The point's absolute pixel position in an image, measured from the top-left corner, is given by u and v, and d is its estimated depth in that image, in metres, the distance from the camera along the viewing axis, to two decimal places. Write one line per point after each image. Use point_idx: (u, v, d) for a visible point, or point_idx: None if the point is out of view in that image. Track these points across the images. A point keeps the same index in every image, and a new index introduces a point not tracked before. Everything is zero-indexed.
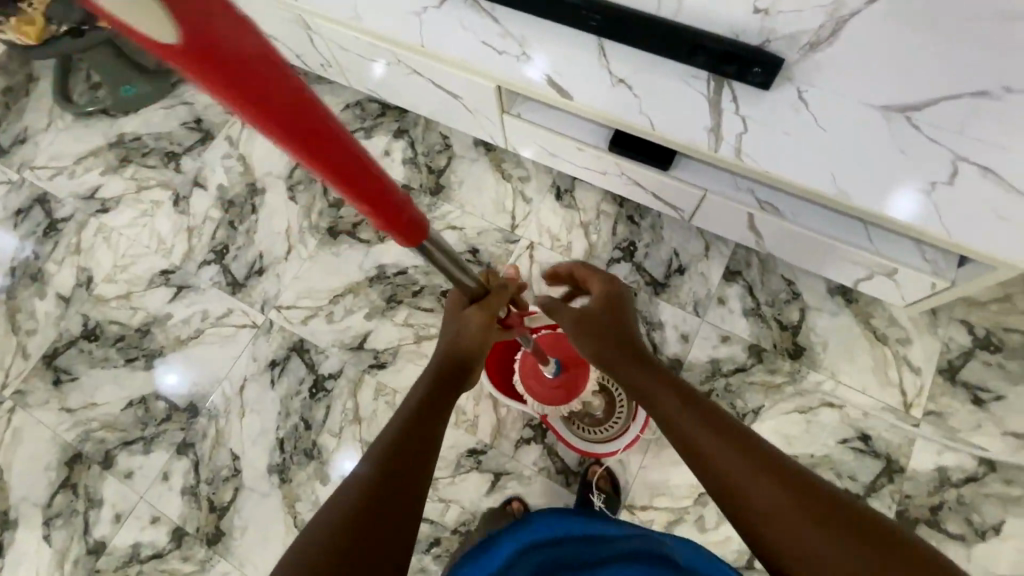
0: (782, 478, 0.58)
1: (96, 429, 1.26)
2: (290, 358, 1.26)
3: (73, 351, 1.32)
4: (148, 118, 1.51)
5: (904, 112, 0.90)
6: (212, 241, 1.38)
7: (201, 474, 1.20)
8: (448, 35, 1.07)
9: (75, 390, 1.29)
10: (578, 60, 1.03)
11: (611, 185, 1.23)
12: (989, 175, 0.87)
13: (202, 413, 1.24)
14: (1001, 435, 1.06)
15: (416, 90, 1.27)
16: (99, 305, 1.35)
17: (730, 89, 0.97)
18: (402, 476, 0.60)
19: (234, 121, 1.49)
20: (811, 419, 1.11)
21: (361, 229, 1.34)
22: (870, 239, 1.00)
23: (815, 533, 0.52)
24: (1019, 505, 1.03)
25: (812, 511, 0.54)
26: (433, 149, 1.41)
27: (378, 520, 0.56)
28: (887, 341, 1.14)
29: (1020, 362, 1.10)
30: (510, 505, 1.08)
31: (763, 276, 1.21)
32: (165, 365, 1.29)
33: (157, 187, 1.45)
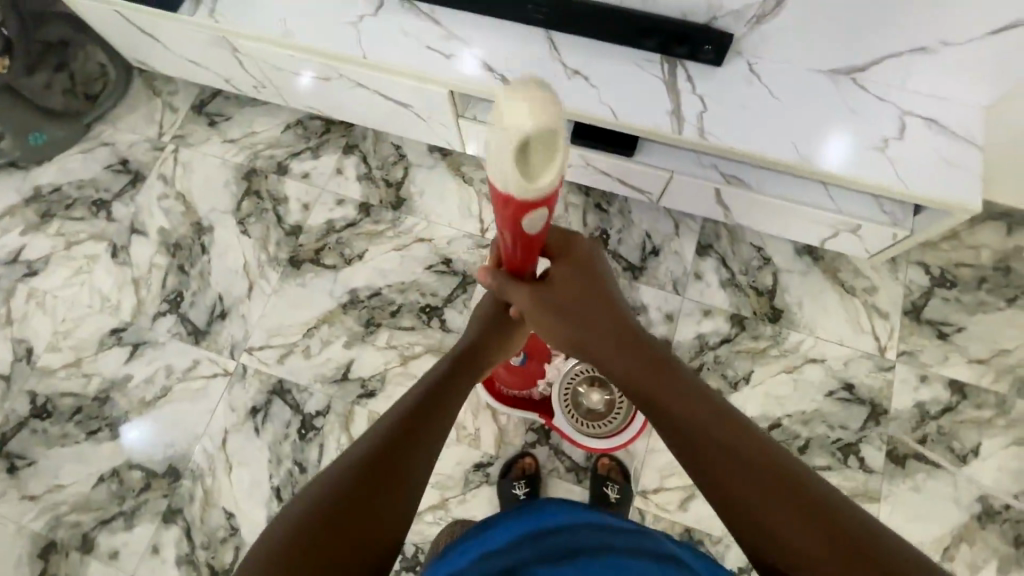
0: (774, 478, 0.47)
1: (66, 513, 1.15)
2: (271, 402, 1.20)
3: (24, 433, 1.20)
4: (66, 166, 1.38)
5: (850, 73, 0.95)
6: (163, 290, 1.29)
7: (195, 539, 1.13)
8: (393, 44, 1.03)
9: (35, 475, 1.18)
10: (530, 57, 1.00)
11: (576, 176, 1.21)
12: (934, 125, 0.93)
13: (185, 474, 1.16)
14: (968, 363, 1.14)
15: (358, 103, 1.19)
16: (46, 378, 1.24)
17: (683, 69, 0.98)
18: (391, 478, 0.53)
19: (166, 158, 1.38)
20: (799, 377, 1.15)
21: (325, 254, 1.29)
22: (832, 199, 1.02)
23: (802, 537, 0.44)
24: (992, 425, 1.10)
25: (807, 521, 0.44)
26: (387, 160, 1.35)
27: (358, 526, 0.49)
28: (855, 292, 1.19)
29: (973, 293, 1.18)
30: (522, 461, 1.10)
31: (733, 246, 1.24)
32: (134, 430, 1.20)
33: (89, 240, 1.32)
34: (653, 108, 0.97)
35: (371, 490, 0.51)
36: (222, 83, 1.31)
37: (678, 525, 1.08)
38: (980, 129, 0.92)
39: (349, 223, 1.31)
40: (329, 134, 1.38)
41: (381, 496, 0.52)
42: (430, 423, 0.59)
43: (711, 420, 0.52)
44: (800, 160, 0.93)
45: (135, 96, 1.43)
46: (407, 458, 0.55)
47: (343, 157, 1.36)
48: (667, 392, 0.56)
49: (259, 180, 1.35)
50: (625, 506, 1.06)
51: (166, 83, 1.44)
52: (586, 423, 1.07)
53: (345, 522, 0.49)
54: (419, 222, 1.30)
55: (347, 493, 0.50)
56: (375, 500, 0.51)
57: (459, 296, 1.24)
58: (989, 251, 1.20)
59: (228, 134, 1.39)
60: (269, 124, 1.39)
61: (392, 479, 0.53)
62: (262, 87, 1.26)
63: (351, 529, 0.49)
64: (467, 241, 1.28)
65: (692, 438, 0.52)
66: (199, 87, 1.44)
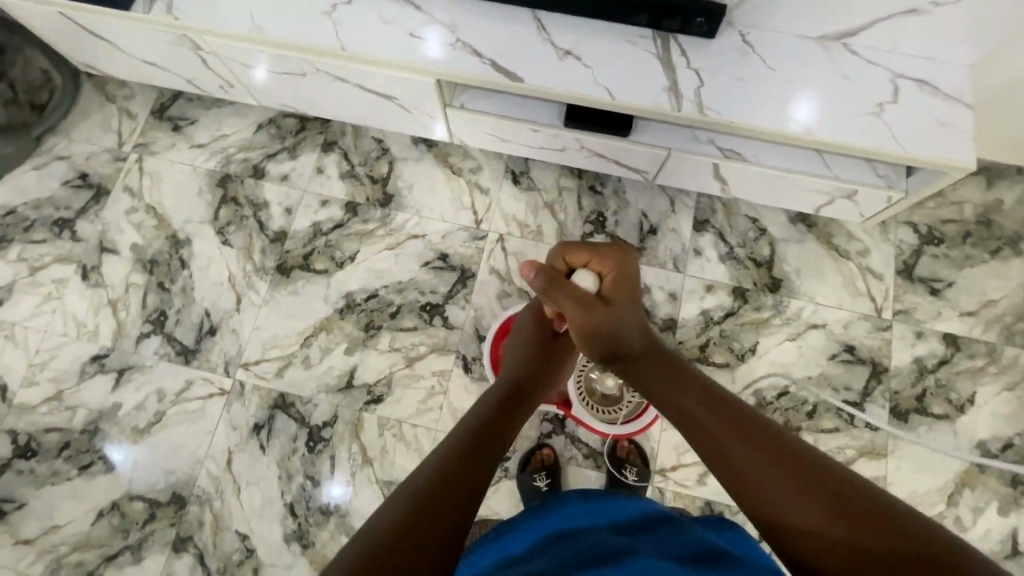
0: (781, 459, 0.49)
1: (67, 554, 1.09)
2: (275, 417, 1.15)
3: (10, 475, 1.13)
4: (18, 184, 1.28)
5: (841, 39, 0.95)
6: (143, 310, 1.21)
7: (210, 566, 1.09)
8: (373, 33, 0.97)
9: (27, 517, 1.11)
10: (519, 40, 0.96)
11: (569, 160, 1.18)
12: (925, 87, 0.94)
13: (191, 500, 1.12)
14: (959, 316, 1.18)
15: (336, 98, 1.13)
16: (26, 414, 1.16)
17: (677, 44, 0.96)
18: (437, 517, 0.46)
19: (129, 169, 1.29)
20: (802, 343, 1.18)
21: (315, 259, 1.23)
22: (828, 166, 1.02)
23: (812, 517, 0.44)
24: (986, 374, 1.15)
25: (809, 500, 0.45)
26: (370, 156, 1.30)
27: (412, 558, 0.43)
28: (849, 256, 1.22)
29: (960, 248, 1.22)
30: (540, 452, 1.10)
31: (729, 219, 1.25)
32: (130, 459, 1.14)
33: (56, 263, 1.23)
34: (649, 85, 0.95)
35: (421, 517, 0.46)
36: (184, 85, 1.22)
37: (699, 499, 1.09)
38: (968, 89, 0.94)
39: (337, 225, 1.26)
40: (305, 131, 1.31)
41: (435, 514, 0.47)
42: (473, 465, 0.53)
43: (725, 414, 0.55)
44: (798, 129, 0.93)
45: (87, 104, 1.33)
46: (460, 481, 0.51)
47: (323, 155, 1.30)
48: (682, 391, 0.61)
49: (235, 186, 1.28)
50: (644, 487, 1.07)
51: (120, 87, 1.34)
52: (601, 409, 1.07)
53: (395, 556, 0.42)
54: (410, 218, 1.26)
55: (396, 527, 0.45)
56: (427, 527, 0.45)
57: (459, 291, 1.21)
58: (972, 206, 1.24)
59: (196, 139, 1.31)
60: (239, 125, 1.32)
61: (448, 501, 0.48)
62: (231, 86, 1.18)
63: (403, 563, 0.42)
64: (463, 234, 1.24)
65: (710, 433, 0.55)
66: (158, 90, 1.34)
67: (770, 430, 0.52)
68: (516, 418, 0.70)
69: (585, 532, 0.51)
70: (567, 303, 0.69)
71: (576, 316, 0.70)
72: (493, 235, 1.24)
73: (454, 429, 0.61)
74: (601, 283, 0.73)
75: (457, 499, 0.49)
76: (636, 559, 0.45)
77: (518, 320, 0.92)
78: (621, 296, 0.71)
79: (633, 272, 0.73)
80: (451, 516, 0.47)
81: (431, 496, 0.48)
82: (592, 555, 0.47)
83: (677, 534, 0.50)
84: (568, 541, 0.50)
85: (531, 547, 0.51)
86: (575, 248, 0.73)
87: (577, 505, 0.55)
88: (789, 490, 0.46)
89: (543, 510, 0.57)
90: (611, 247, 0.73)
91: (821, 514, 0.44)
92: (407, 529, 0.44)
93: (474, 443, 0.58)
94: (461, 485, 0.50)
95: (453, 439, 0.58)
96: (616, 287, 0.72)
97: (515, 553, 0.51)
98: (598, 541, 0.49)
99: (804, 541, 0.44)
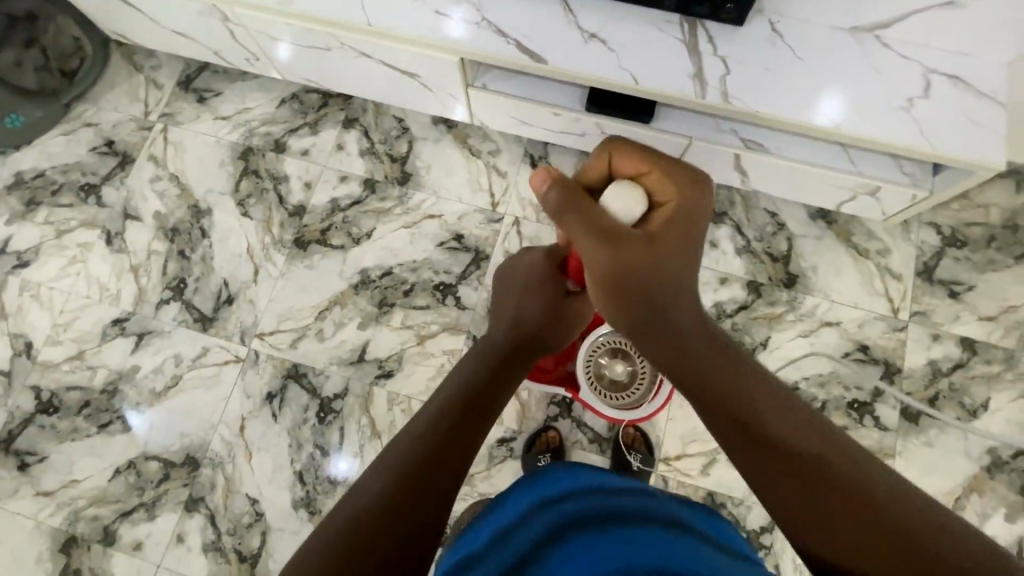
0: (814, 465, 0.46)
1: (84, 507, 1.13)
2: (288, 386, 1.18)
3: (32, 429, 1.17)
4: (47, 149, 1.30)
5: (874, 31, 0.93)
6: (164, 277, 1.24)
7: (220, 527, 1.12)
8: (399, 8, 0.96)
9: (47, 470, 1.15)
10: (545, 21, 0.96)
11: (589, 145, 1.17)
12: (959, 83, 0.91)
13: (204, 463, 1.15)
14: (978, 321, 1.16)
15: (360, 74, 1.13)
16: (49, 371, 1.20)
17: (704, 31, 0.95)
18: (430, 481, 0.48)
19: (154, 138, 1.31)
20: (815, 340, 1.17)
21: (331, 234, 1.25)
22: (852, 161, 1.01)
23: (821, 514, 0.44)
24: (1002, 380, 1.14)
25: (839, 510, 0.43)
26: (390, 134, 1.30)
27: (407, 523, 0.45)
28: (869, 255, 1.20)
29: (983, 252, 1.19)
30: (546, 434, 1.11)
31: (747, 212, 1.23)
32: (146, 420, 1.17)
33: (81, 227, 1.26)
34: (674, 71, 0.94)
35: (413, 483, 0.47)
36: (211, 56, 1.24)
37: (702, 489, 1.10)
38: (1004, 87, 0.91)
39: (355, 201, 1.27)
40: (327, 107, 1.32)
41: (427, 479, 0.48)
42: (464, 429, 0.55)
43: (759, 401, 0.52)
44: (823, 123, 0.91)
45: (115, 72, 1.35)
46: (451, 442, 0.53)
47: (343, 132, 1.31)
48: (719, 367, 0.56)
49: (256, 159, 1.30)
50: (647, 473, 1.08)
51: (147, 57, 1.36)
52: (609, 394, 1.08)
53: (390, 522, 0.44)
54: (427, 197, 1.27)
55: (391, 497, 0.46)
56: (422, 487, 0.47)
57: (473, 272, 1.22)
58: (998, 210, 1.21)
59: (219, 111, 1.32)
60: (262, 99, 1.33)
61: (439, 462, 0.50)
62: (256, 59, 1.19)
63: (400, 523, 0.45)
64: (478, 216, 1.25)
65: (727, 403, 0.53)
66: (184, 61, 1.36)
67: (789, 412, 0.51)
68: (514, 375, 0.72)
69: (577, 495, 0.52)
70: (586, 228, 0.63)
71: (594, 250, 0.64)
72: (508, 218, 1.25)
73: (448, 384, 0.63)
74: (648, 210, 0.66)
75: (448, 466, 0.50)
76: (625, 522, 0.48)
77: (527, 255, 0.90)
78: (664, 235, 0.64)
79: (693, 210, 0.65)
80: (444, 477, 0.49)
81: (424, 459, 0.50)
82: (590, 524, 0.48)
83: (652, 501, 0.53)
84: (564, 506, 0.51)
85: (526, 510, 0.53)
86: (635, 155, 0.68)
87: (563, 470, 0.58)
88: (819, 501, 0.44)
89: (533, 481, 0.59)
90: (677, 167, 0.67)
91: (843, 521, 0.43)
92: (401, 490, 0.47)
93: (466, 405, 0.58)
94: (453, 448, 0.52)
95: (444, 397, 0.59)
96: (666, 216, 0.65)
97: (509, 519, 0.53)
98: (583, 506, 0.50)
99: (812, 547, 0.44)
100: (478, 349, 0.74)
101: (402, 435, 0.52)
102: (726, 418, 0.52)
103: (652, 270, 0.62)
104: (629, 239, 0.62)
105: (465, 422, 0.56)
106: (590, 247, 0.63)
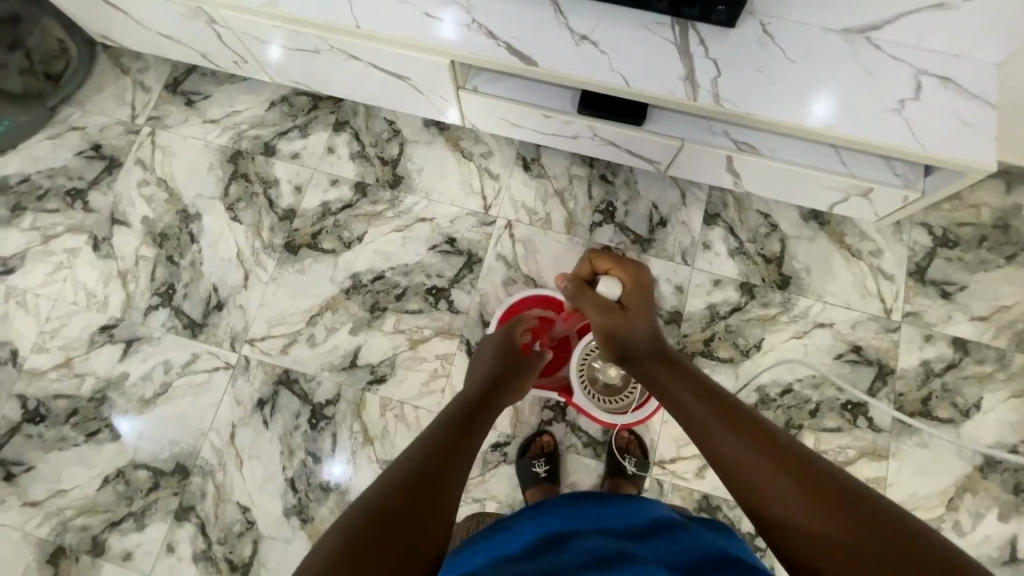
0: (785, 465, 0.48)
1: (73, 518, 1.12)
2: (279, 393, 1.17)
3: (19, 439, 1.15)
4: (32, 154, 1.28)
5: (864, 32, 0.93)
6: (152, 283, 1.23)
7: (211, 536, 1.11)
8: (387, 10, 0.95)
9: (35, 481, 1.14)
10: (535, 23, 0.95)
11: (581, 148, 1.17)
12: (948, 84, 0.92)
13: (194, 471, 1.13)
14: (969, 321, 1.16)
15: (351, 76, 1.12)
16: (36, 380, 1.18)
17: (695, 32, 0.94)
18: (423, 505, 0.49)
19: (142, 141, 1.30)
20: (808, 341, 1.17)
21: (322, 238, 1.24)
22: (844, 162, 1.01)
23: (791, 499, 0.45)
24: (994, 380, 1.14)
25: (810, 500, 0.45)
26: (381, 137, 1.29)
27: (397, 543, 0.45)
28: (861, 256, 1.20)
29: (975, 252, 1.20)
30: (540, 438, 1.10)
31: (740, 213, 1.23)
32: (134, 429, 1.16)
33: (68, 232, 1.25)
34: (665, 73, 0.93)
35: (415, 498, 0.49)
36: (199, 59, 1.22)
37: (697, 492, 1.09)
38: (994, 88, 0.91)
39: (345, 205, 1.26)
40: (318, 110, 1.31)
41: (420, 507, 0.49)
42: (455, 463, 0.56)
43: (734, 419, 0.55)
44: (816, 124, 0.91)
45: (102, 76, 1.33)
46: (442, 474, 0.53)
47: (334, 135, 1.29)
48: (695, 400, 0.60)
49: (246, 163, 1.29)
50: (641, 477, 1.08)
51: (135, 60, 1.34)
52: (604, 398, 1.07)
53: (390, 530, 0.45)
54: (419, 200, 1.26)
55: (383, 514, 0.47)
56: (415, 512, 0.48)
57: (466, 276, 1.21)
58: (989, 209, 1.22)
59: (208, 114, 1.31)
60: (252, 102, 1.31)
61: (433, 490, 0.51)
62: (245, 62, 1.18)
63: (388, 547, 0.44)
64: (471, 219, 1.24)
65: (703, 425, 0.56)
66: (172, 63, 1.34)
67: (757, 419, 0.54)
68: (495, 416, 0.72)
69: (575, 535, 0.54)
70: (590, 308, 0.80)
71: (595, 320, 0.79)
72: (501, 221, 1.24)
73: (442, 419, 0.64)
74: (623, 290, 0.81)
75: (440, 497, 0.50)
76: (636, 562, 0.48)
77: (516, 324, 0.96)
78: (638, 307, 0.78)
79: (646, 288, 0.81)
80: (436, 505, 0.49)
81: (416, 483, 0.51)
82: (590, 557, 0.49)
83: (661, 544, 0.52)
84: (560, 545, 0.53)
85: (523, 545, 0.55)
86: (603, 258, 0.85)
87: (568, 501, 0.61)
88: (790, 496, 0.46)
89: (534, 509, 0.61)
90: (629, 263, 0.83)
91: (817, 513, 0.43)
92: (393, 508, 0.47)
93: (456, 440, 0.59)
94: (447, 480, 0.53)
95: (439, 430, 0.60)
96: (633, 297, 0.80)
97: (507, 551, 0.55)
98: (584, 545, 0.52)
99: (794, 544, 0.44)
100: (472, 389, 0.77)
101: (397, 464, 0.53)
102: (705, 440, 0.55)
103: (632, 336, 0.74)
104: (616, 312, 0.78)
105: (456, 453, 0.57)
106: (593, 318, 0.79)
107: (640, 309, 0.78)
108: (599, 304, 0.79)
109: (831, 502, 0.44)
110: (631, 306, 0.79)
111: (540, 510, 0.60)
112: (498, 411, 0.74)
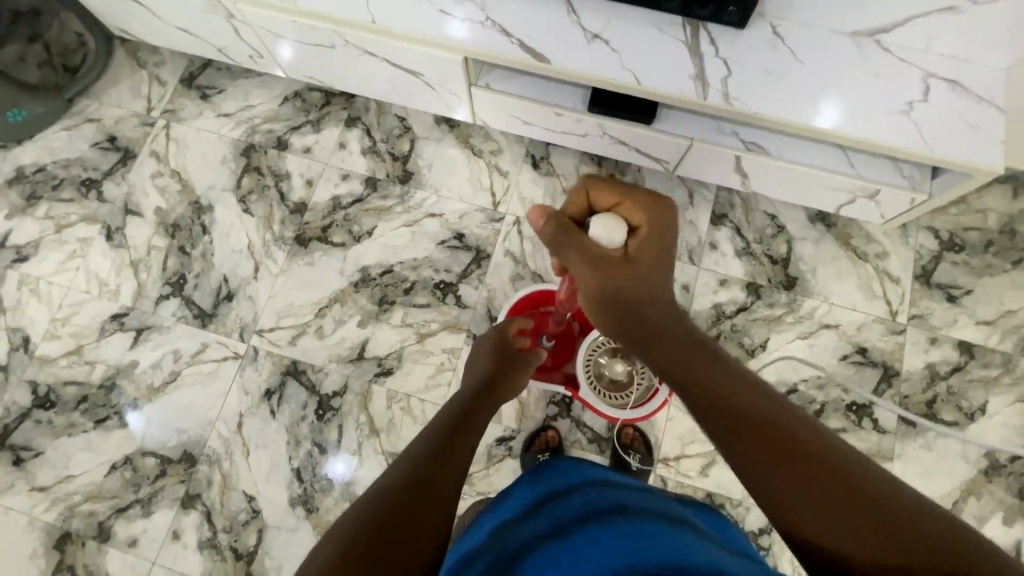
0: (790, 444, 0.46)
1: (80, 503, 1.13)
2: (286, 383, 1.18)
3: (28, 424, 1.16)
4: (48, 144, 1.30)
5: (874, 35, 0.94)
6: (163, 272, 1.24)
7: (216, 524, 1.11)
8: (404, 7, 0.97)
9: (44, 466, 1.15)
10: (548, 22, 0.96)
11: (590, 146, 1.18)
12: (957, 88, 0.92)
13: (201, 459, 1.14)
14: (975, 324, 1.17)
15: (364, 70, 1.13)
16: (46, 366, 1.19)
17: (706, 33, 0.96)
18: (424, 498, 0.49)
19: (157, 134, 1.32)
20: (814, 342, 1.17)
21: (332, 232, 1.25)
22: (851, 164, 1.02)
23: (816, 504, 0.43)
24: (999, 384, 1.14)
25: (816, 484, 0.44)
26: (392, 133, 1.31)
27: (402, 539, 0.46)
28: (867, 258, 1.21)
29: (981, 256, 1.20)
30: (544, 434, 1.10)
31: (747, 214, 1.24)
32: (142, 416, 1.17)
33: (82, 222, 1.26)
34: (676, 73, 0.94)
35: (418, 493, 0.50)
36: (215, 53, 1.24)
37: (700, 490, 1.10)
38: (1001, 91, 0.92)
39: (356, 199, 1.27)
40: (330, 105, 1.33)
41: (421, 501, 0.49)
42: (452, 452, 0.57)
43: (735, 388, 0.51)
44: (825, 125, 0.92)
45: (118, 68, 1.35)
46: (440, 465, 0.54)
47: (345, 131, 1.31)
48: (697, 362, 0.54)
49: (258, 156, 1.30)
50: (644, 473, 1.08)
51: (151, 53, 1.36)
52: (609, 394, 1.08)
53: (395, 526, 0.46)
54: (429, 196, 1.27)
55: (387, 511, 0.47)
56: (415, 506, 0.48)
57: (474, 271, 1.22)
58: (996, 215, 1.22)
59: (222, 108, 1.33)
60: (265, 97, 1.33)
61: (431, 480, 0.52)
62: (260, 57, 1.19)
63: (395, 539, 0.45)
64: (480, 215, 1.25)
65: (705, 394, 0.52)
66: (187, 57, 1.36)
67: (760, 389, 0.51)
68: (490, 408, 0.73)
69: (573, 492, 0.55)
70: (574, 260, 0.63)
71: (583, 272, 0.63)
72: (509, 218, 1.25)
73: (439, 414, 0.65)
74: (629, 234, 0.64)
75: (440, 488, 0.51)
76: (633, 511, 0.48)
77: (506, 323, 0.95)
78: (650, 249, 0.63)
79: (664, 227, 0.64)
80: (437, 497, 0.50)
81: (416, 477, 0.51)
82: (589, 510, 0.50)
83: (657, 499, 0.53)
84: (558, 503, 0.54)
85: (523, 512, 0.56)
86: (604, 189, 0.64)
87: (571, 465, 0.62)
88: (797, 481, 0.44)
89: (533, 480, 0.63)
90: (642, 194, 0.63)
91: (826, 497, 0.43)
92: (395, 505, 0.48)
93: (454, 433, 0.60)
94: (445, 471, 0.54)
95: (436, 426, 0.61)
96: (643, 238, 0.63)
97: (505, 521, 0.57)
98: (581, 499, 0.53)
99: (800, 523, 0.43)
100: (471, 384, 0.78)
101: (399, 461, 0.54)
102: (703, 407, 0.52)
103: (638, 294, 0.61)
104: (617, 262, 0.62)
105: (451, 443, 0.58)
106: (581, 271, 0.63)
107: (654, 250, 0.63)
108: (592, 254, 0.62)
109: (862, 508, 0.41)
110: (645, 247, 0.63)
111: (541, 480, 0.62)
112: (496, 402, 0.75)
